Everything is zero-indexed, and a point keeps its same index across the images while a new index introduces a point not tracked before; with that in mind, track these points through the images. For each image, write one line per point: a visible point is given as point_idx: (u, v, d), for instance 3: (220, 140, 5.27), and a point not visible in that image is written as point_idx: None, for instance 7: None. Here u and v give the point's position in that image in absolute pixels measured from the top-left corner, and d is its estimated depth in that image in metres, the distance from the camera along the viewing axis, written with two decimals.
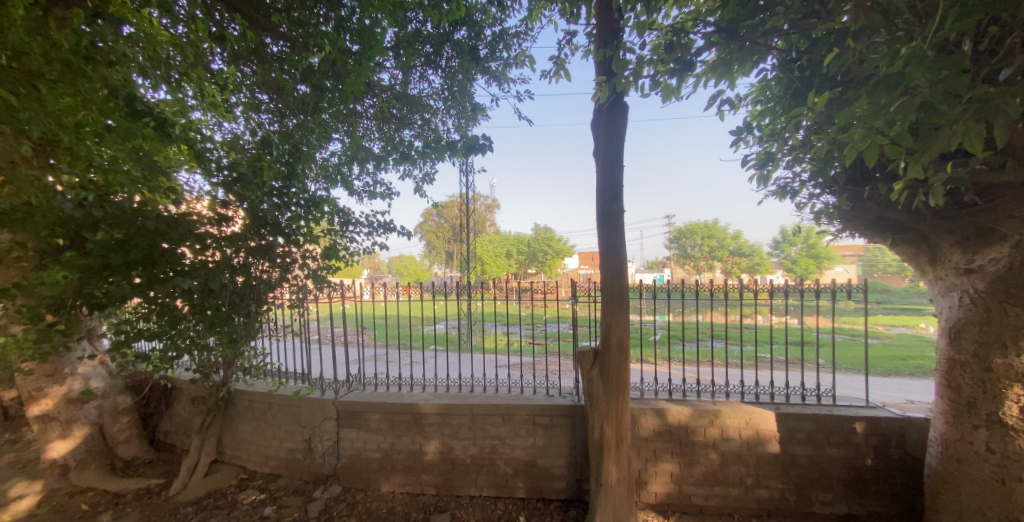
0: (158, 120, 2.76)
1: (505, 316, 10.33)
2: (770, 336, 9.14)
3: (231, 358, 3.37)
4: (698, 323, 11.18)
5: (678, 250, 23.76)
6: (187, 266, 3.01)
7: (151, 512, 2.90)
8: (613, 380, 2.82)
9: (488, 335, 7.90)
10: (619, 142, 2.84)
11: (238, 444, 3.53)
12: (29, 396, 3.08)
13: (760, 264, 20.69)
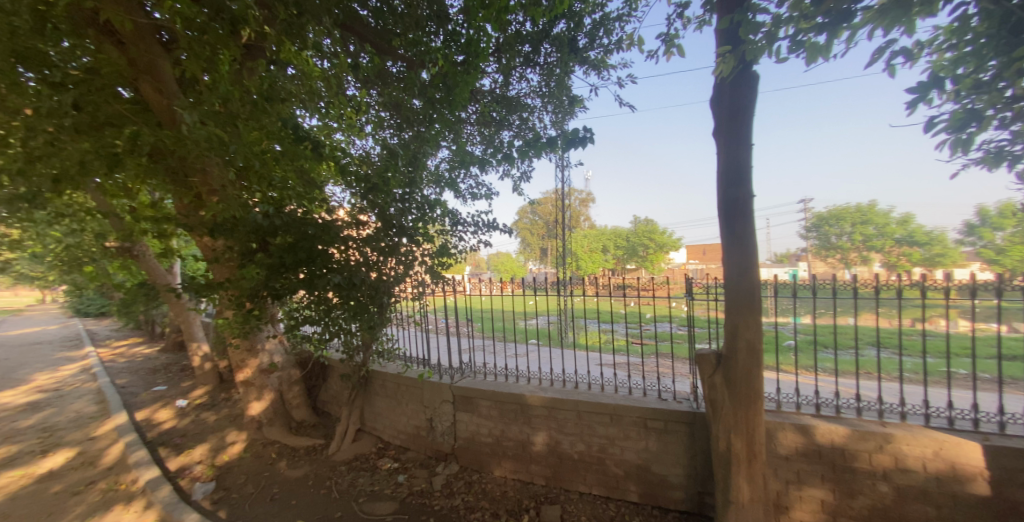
0: (315, 142, 3.31)
1: (603, 314, 9.96)
2: (968, 348, 7.00)
3: (368, 341, 3.90)
4: (852, 327, 9.17)
5: (814, 240, 19.91)
6: (336, 263, 3.59)
7: (318, 467, 3.52)
8: (740, 390, 2.47)
9: (588, 333, 7.73)
10: (747, 118, 2.35)
11: (376, 418, 4.08)
12: (236, 365, 3.99)
13: (949, 253, 11.40)
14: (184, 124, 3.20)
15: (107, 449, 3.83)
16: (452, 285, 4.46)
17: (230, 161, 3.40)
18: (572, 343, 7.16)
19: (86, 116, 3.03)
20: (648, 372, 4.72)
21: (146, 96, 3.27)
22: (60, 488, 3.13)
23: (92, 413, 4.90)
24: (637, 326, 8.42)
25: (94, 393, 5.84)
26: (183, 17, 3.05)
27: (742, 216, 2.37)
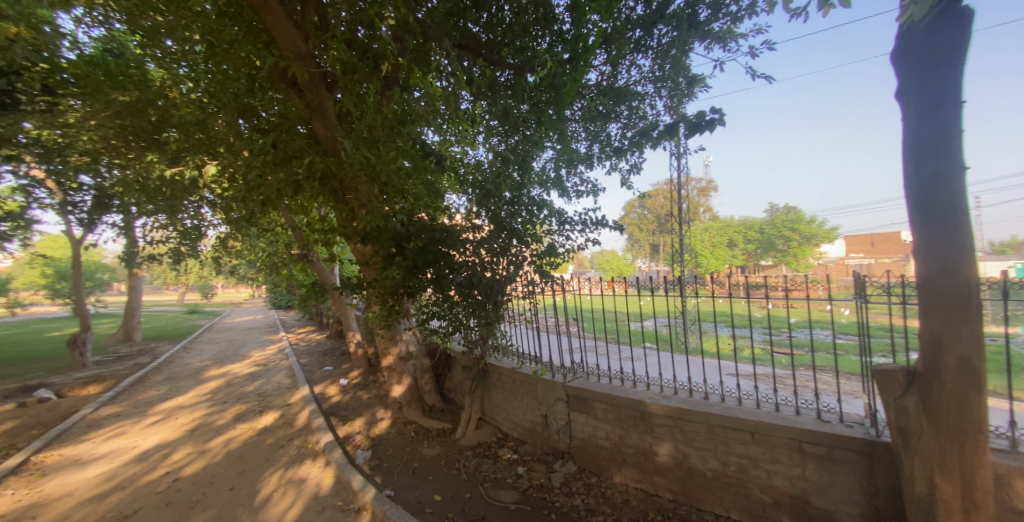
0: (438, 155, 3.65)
1: (734, 318, 8.72)
2: None
3: (485, 336, 4.14)
4: None
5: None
6: (457, 264, 3.90)
7: (447, 449, 3.88)
8: (944, 420, 1.66)
9: (716, 339, 6.90)
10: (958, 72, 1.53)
11: (495, 409, 4.32)
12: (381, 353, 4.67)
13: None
14: (344, 150, 3.86)
15: (298, 412, 4.89)
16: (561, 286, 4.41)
17: (375, 178, 3.98)
18: (696, 348, 6.42)
19: (280, 153, 3.91)
20: (803, 389, 3.89)
21: (317, 132, 4.00)
22: (273, 440, 4.11)
23: (288, 383, 6.34)
24: (782, 333, 7.16)
25: (287, 368, 7.55)
26: (340, 61, 3.69)
27: (945, 180, 1.56)
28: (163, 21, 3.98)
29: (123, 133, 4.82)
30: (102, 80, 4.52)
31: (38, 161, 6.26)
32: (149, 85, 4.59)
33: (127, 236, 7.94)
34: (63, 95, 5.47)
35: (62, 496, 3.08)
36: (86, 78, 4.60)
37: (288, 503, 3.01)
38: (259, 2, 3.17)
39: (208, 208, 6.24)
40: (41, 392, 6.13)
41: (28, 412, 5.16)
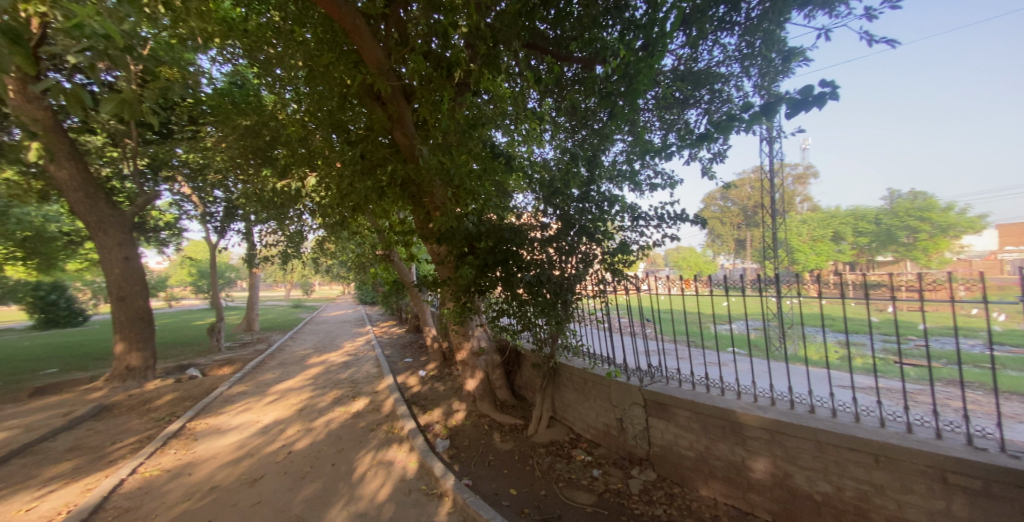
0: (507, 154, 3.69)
1: (844, 322, 7.59)
2: None
3: (554, 335, 4.06)
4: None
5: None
6: (525, 262, 3.88)
7: (521, 445, 3.94)
8: None
9: (818, 346, 6.09)
10: None
11: (566, 409, 4.28)
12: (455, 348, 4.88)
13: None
14: (421, 156, 4.09)
15: (384, 399, 5.35)
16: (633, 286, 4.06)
17: (450, 182, 4.13)
18: (795, 355, 5.67)
19: (368, 162, 4.28)
20: (945, 409, 3.23)
21: (397, 141, 4.29)
22: (364, 423, 4.54)
23: (374, 373, 6.96)
24: (909, 341, 6.04)
25: (373, 358, 8.30)
26: (419, 72, 3.92)
27: None
28: (273, 53, 4.58)
29: (245, 152, 5.68)
30: (230, 109, 5.36)
31: (187, 180, 7.68)
32: (263, 109, 5.32)
33: (247, 241, 9.37)
34: (202, 124, 6.61)
35: (211, 457, 3.74)
36: (219, 109, 5.50)
37: (380, 482, 3.29)
38: (351, 26, 3.48)
39: (308, 215, 7.08)
40: (192, 370, 7.53)
41: (184, 386, 6.38)
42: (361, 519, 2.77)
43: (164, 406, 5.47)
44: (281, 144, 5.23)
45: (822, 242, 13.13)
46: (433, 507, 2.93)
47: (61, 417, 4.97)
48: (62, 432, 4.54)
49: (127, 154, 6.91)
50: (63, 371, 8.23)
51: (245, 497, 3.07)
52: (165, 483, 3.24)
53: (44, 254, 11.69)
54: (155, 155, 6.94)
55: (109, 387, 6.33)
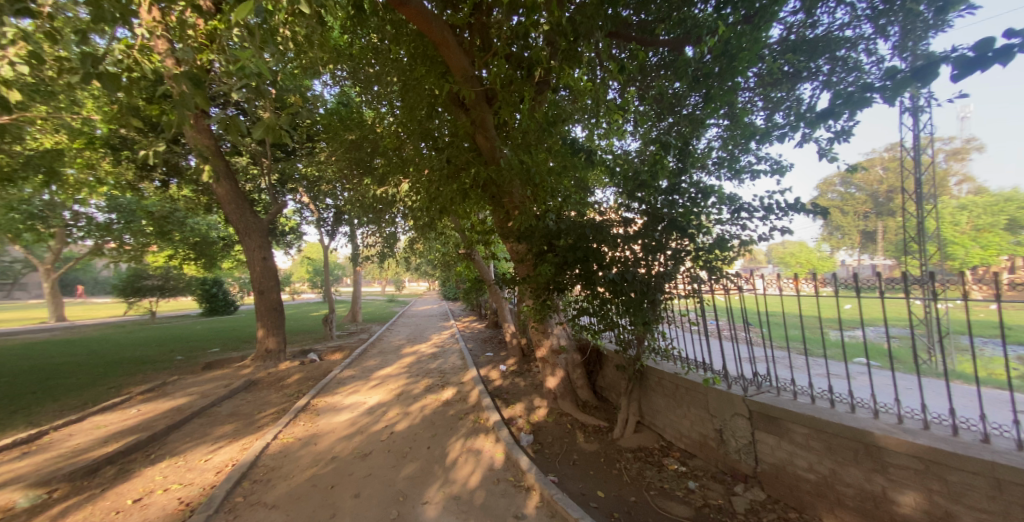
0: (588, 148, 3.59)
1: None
2: None
3: (640, 335, 3.72)
4: None
5: None
6: (607, 260, 3.65)
7: (607, 447, 3.83)
8: None
9: (989, 361, 4.88)
10: None
11: (655, 414, 4.04)
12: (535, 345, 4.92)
13: None
14: (502, 157, 4.16)
15: (469, 391, 5.65)
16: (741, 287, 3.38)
17: (531, 181, 4.11)
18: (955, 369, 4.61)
19: (453, 167, 4.50)
20: None
21: (478, 144, 4.41)
22: (454, 411, 4.85)
23: (459, 364, 7.41)
24: None
25: (457, 351, 8.85)
26: (500, 73, 3.97)
27: None
28: (373, 72, 5.10)
29: (350, 164, 6.43)
30: (339, 127, 6.11)
31: (307, 191, 8.98)
32: (363, 124, 5.93)
33: (350, 242, 10.63)
34: (316, 141, 7.62)
35: (330, 430, 4.32)
36: (329, 127, 6.30)
37: (470, 469, 3.47)
38: (439, 39, 3.70)
39: (400, 216, 7.54)
40: (312, 353, 8.85)
41: (308, 367, 7.52)
42: (456, 501, 2.96)
43: (294, 383, 6.49)
44: (378, 154, 5.78)
45: (988, 232, 8.00)
46: (522, 498, 2.98)
47: (226, 386, 6.22)
48: (227, 399, 5.66)
49: (264, 172, 8.30)
50: (223, 350, 10.27)
51: (358, 468, 3.49)
52: (298, 450, 3.84)
53: (210, 256, 14.70)
54: (283, 170, 8.22)
55: (254, 365, 7.56)
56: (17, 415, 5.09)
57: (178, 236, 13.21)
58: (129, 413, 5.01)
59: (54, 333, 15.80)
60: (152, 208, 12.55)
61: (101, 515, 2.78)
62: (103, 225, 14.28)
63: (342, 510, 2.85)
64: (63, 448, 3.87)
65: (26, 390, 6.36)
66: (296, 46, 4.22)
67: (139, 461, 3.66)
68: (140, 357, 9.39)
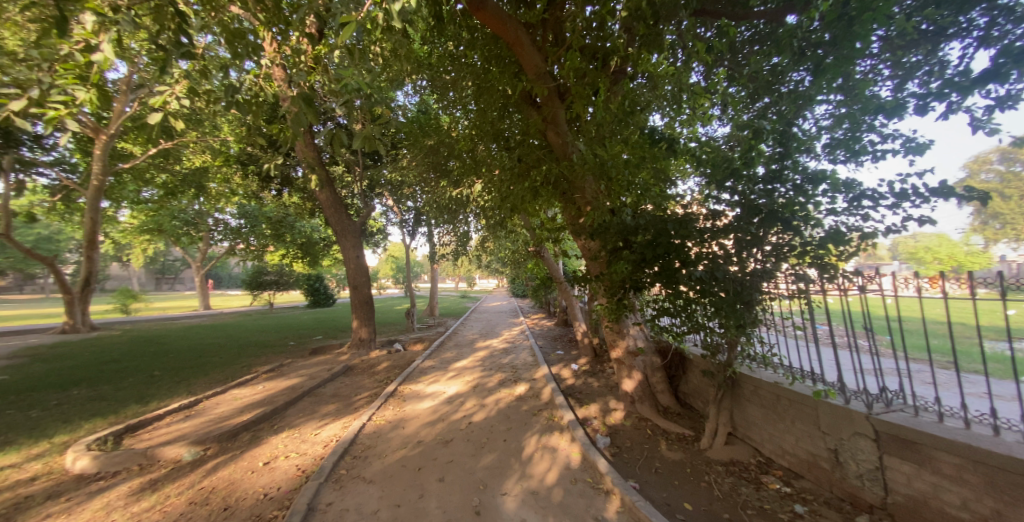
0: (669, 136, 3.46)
1: None
2: None
3: (733, 340, 3.37)
4: None
5: None
6: (692, 258, 3.32)
7: (694, 458, 3.54)
8: None
9: None
10: None
11: (750, 426, 3.59)
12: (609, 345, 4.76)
13: None
14: (576, 152, 4.00)
15: (542, 387, 5.71)
16: (863, 288, 2.79)
17: (606, 165, 3.70)
18: None
19: (523, 165, 4.52)
20: None
21: (549, 140, 4.34)
22: (528, 407, 4.92)
23: (531, 361, 7.50)
24: None
25: (528, 348, 8.97)
26: (574, 67, 3.89)
27: None
28: (449, 79, 5.39)
29: (429, 169, 6.87)
30: (419, 134, 6.55)
31: (391, 194, 9.80)
32: (440, 129, 6.26)
33: (427, 241, 11.36)
34: (398, 148, 8.25)
35: (415, 416, 4.66)
36: (410, 134, 6.78)
37: (546, 466, 3.47)
38: (513, 39, 3.74)
39: (472, 218, 8.23)
40: (397, 343, 9.65)
41: (394, 356, 8.21)
42: (534, 496, 2.98)
43: (383, 370, 7.14)
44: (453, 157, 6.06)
45: None
46: (602, 501, 2.90)
47: (328, 370, 7.07)
48: (329, 381, 6.43)
49: (356, 179, 9.23)
50: (325, 338, 11.71)
51: (441, 454, 3.70)
52: (389, 432, 4.21)
53: (314, 255, 16.86)
54: (372, 177, 9.06)
55: (350, 352, 8.49)
56: (182, 384, 6.36)
57: (289, 238, 15.35)
58: (257, 388, 5.95)
59: (204, 319, 19.51)
60: (270, 214, 14.76)
61: (241, 473, 3.33)
62: (236, 230, 17.21)
63: (429, 492, 3.05)
64: (213, 414, 4.74)
65: (188, 365, 7.93)
66: (386, 61, 4.61)
67: (266, 430, 4.32)
68: (262, 341, 11.12)
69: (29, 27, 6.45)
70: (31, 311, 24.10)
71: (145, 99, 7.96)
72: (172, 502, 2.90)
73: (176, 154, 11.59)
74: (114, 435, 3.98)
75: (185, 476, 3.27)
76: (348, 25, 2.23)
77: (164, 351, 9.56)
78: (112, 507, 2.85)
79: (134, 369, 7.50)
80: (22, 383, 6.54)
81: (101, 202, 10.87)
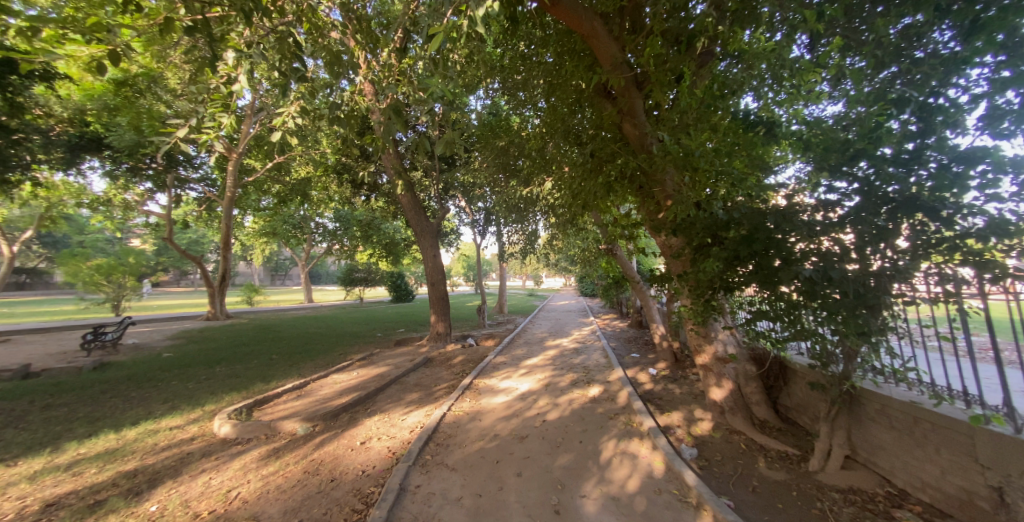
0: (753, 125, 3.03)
1: None
2: None
3: (852, 350, 2.92)
4: None
5: None
6: (795, 254, 2.83)
7: (800, 479, 3.13)
8: None
9: None
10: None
11: (875, 450, 3.03)
12: (696, 349, 4.52)
13: None
14: (656, 144, 3.78)
15: (618, 391, 5.54)
16: None
17: (692, 153, 3.34)
18: None
19: (596, 160, 4.42)
20: None
21: (626, 133, 4.16)
22: (603, 410, 4.80)
23: (604, 363, 7.30)
24: None
25: (599, 349, 8.73)
26: (654, 55, 3.68)
27: None
28: (520, 80, 5.56)
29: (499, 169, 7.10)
30: (491, 135, 6.76)
31: (465, 196, 10.28)
32: (512, 129, 6.52)
33: (497, 241, 11.66)
34: (471, 151, 8.58)
35: (491, 410, 4.80)
36: (482, 136, 7.04)
37: (627, 472, 3.32)
38: (589, 31, 3.63)
39: (540, 217, 8.49)
40: (470, 338, 10.08)
41: (468, 351, 8.57)
42: (615, 502, 2.85)
43: (459, 363, 7.50)
44: (525, 156, 6.17)
45: None
46: (691, 516, 2.65)
47: (411, 360, 7.63)
48: (412, 371, 6.94)
49: (433, 183, 9.83)
50: (407, 331, 12.71)
51: (517, 450, 3.76)
52: (468, 423, 4.39)
53: (396, 255, 18.35)
54: (447, 180, 9.58)
55: (429, 344, 9.09)
56: (294, 367, 7.35)
57: (375, 239, 16.90)
58: (352, 374, 6.63)
59: (307, 310, 22.43)
60: (359, 217, 16.40)
61: (342, 450, 3.73)
62: (332, 232, 19.46)
63: (508, 485, 3.10)
64: (318, 395, 5.38)
65: (298, 350, 9.16)
66: (463, 67, 4.81)
67: (361, 413, 4.78)
68: (355, 332, 12.41)
69: (188, 70, 8.01)
70: (183, 301, 29.73)
71: (265, 121, 9.38)
72: (291, 469, 3.34)
73: (287, 167, 13.44)
74: (246, 408, 4.73)
75: (299, 449, 3.74)
76: (435, 35, 2.28)
77: (279, 337, 11.18)
78: (247, 468, 3.38)
79: (260, 351, 8.88)
80: (184, 359, 8.14)
81: (232, 211, 13.04)
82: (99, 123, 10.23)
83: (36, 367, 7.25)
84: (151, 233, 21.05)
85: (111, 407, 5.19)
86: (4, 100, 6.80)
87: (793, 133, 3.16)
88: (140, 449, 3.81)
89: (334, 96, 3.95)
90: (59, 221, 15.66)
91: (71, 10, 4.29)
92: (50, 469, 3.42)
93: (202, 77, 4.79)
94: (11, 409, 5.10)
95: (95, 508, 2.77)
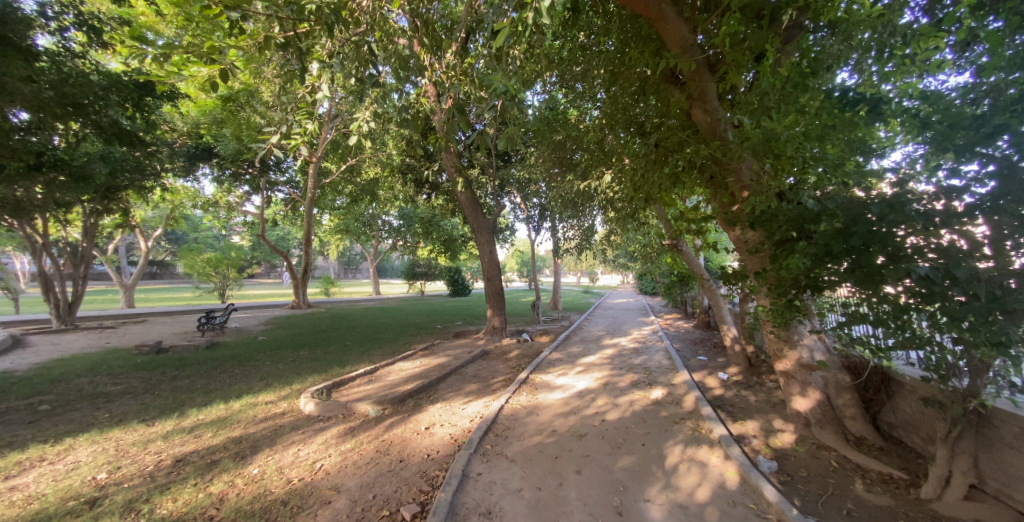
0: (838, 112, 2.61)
1: None
2: None
3: (981, 364, 2.43)
4: None
5: None
6: (902, 250, 2.33)
7: (909, 507, 2.73)
8: None
9: None
10: None
11: (1012, 480, 2.47)
12: (776, 354, 4.22)
13: None
14: (728, 130, 3.52)
15: (683, 394, 5.27)
16: None
17: (773, 137, 3.01)
18: None
19: (659, 150, 4.26)
20: None
21: (696, 120, 3.89)
22: (667, 414, 4.58)
23: (667, 365, 6.97)
24: None
25: (661, 350, 8.33)
26: (731, 34, 3.41)
27: None
28: (578, 72, 5.57)
29: (555, 164, 7.16)
30: (548, 129, 6.83)
31: (521, 191, 10.38)
32: (569, 123, 6.55)
33: (552, 236, 11.62)
34: (527, 147, 8.62)
35: (548, 406, 4.80)
36: (539, 131, 7.11)
37: (695, 481, 3.13)
38: (656, 14, 3.42)
39: (597, 211, 8.37)
40: (525, 333, 10.18)
41: (524, 346, 8.67)
42: (683, 510, 2.71)
43: (515, 358, 7.60)
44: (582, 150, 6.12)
45: None
46: None
47: (470, 352, 7.89)
48: (471, 362, 7.19)
49: (490, 180, 10.02)
50: (465, 324, 13.20)
51: (576, 447, 3.72)
52: (526, 417, 4.44)
53: (454, 251, 19.07)
54: (504, 176, 9.77)
55: (485, 337, 9.37)
56: (365, 353, 7.98)
57: (436, 236, 17.76)
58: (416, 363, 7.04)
59: (374, 302, 24.23)
60: (421, 215, 17.26)
61: (410, 433, 3.97)
62: (396, 229, 20.84)
63: (568, 482, 3.08)
64: (386, 381, 5.77)
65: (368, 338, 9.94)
66: (522, 63, 4.82)
67: (425, 400, 5.04)
68: (417, 323, 13.16)
69: (279, 85, 9.02)
70: (269, 292, 33.57)
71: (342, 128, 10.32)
72: (365, 447, 3.62)
73: (358, 169, 14.56)
74: (325, 389, 5.21)
75: (371, 430, 4.05)
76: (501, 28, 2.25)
77: (352, 326, 12.17)
78: (329, 443, 3.73)
79: (336, 338, 9.79)
80: (275, 342, 9.20)
81: (313, 210, 14.47)
82: (208, 136, 11.89)
83: (164, 344, 8.65)
84: (248, 231, 24.23)
85: (220, 381, 6.02)
86: (142, 119, 8.18)
87: (903, 108, 2.50)
88: (244, 419, 4.38)
89: (407, 102, 4.22)
90: (180, 221, 18.60)
91: (195, 40, 5.01)
92: (179, 430, 4.07)
93: (296, 90, 5.38)
94: (149, 378, 6.14)
95: (212, 466, 3.24)
